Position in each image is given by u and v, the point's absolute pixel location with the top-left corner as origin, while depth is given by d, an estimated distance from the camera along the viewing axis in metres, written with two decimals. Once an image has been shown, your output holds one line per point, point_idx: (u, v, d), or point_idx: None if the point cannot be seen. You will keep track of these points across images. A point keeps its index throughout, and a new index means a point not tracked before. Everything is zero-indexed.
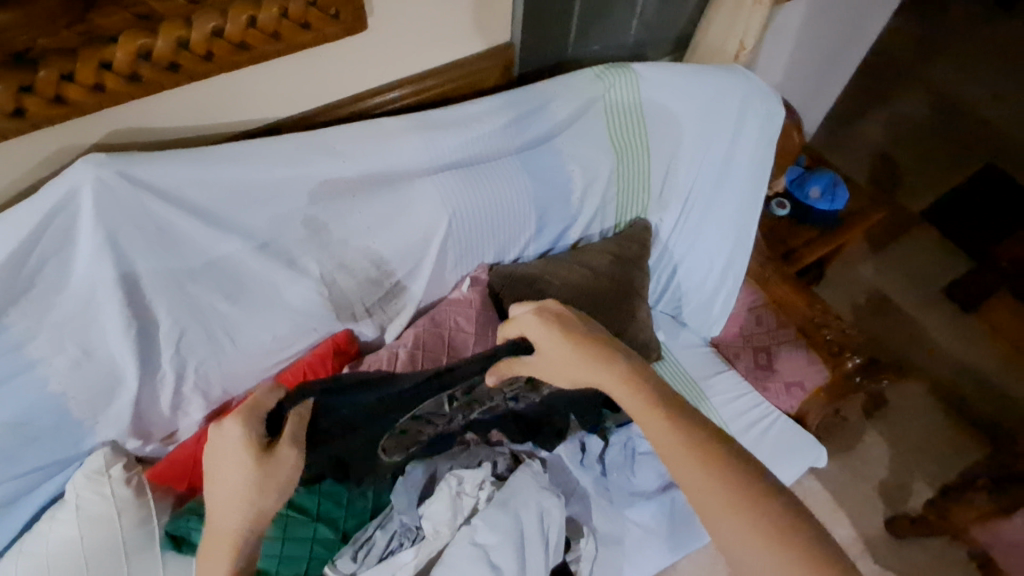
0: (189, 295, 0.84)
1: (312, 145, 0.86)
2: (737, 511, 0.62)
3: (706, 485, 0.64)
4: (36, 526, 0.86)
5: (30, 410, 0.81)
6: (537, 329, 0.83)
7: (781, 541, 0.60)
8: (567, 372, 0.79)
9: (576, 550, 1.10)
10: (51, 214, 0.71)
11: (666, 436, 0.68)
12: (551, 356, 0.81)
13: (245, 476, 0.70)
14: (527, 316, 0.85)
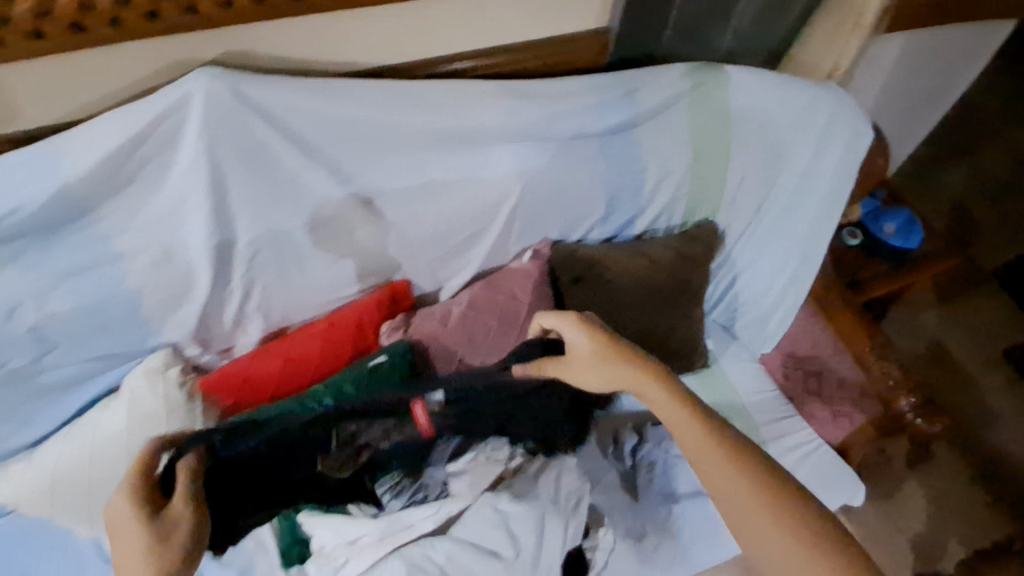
0: (270, 216, 0.87)
1: (403, 94, 0.87)
2: (753, 489, 0.66)
3: (727, 469, 0.68)
4: (92, 413, 0.90)
5: (107, 300, 0.83)
6: (576, 335, 0.85)
7: (785, 517, 0.64)
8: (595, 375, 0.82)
9: (593, 538, 1.09)
10: (163, 114, 0.74)
11: (688, 423, 0.73)
12: (587, 356, 0.83)
13: (140, 547, 0.64)
14: (568, 316, 0.87)
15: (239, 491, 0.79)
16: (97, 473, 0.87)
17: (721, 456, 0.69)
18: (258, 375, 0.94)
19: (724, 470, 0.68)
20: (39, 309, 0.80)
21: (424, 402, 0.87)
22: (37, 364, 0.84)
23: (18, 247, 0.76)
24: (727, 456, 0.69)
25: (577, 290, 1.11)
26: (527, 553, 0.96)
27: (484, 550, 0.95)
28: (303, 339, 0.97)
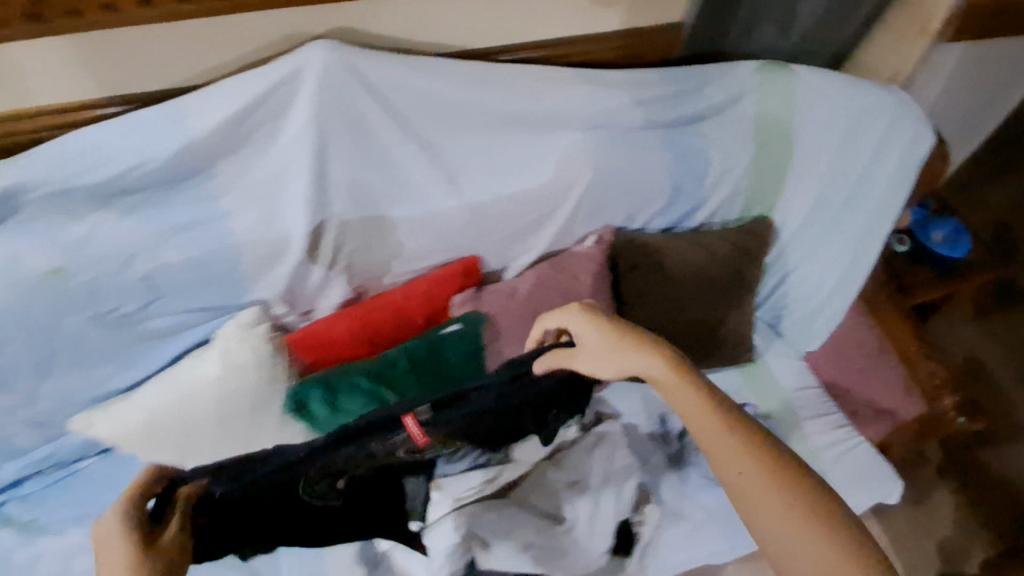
0: (363, 185, 0.91)
1: (494, 75, 0.89)
2: (762, 470, 0.69)
3: (738, 454, 0.70)
4: (184, 363, 0.96)
5: (210, 255, 0.89)
6: (587, 326, 0.89)
7: (795, 498, 0.67)
8: (604, 362, 0.86)
9: (640, 512, 1.11)
10: (280, 81, 0.79)
11: (699, 409, 0.75)
12: (598, 345, 0.87)
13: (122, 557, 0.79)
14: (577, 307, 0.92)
15: (232, 529, 0.94)
16: (191, 411, 0.94)
17: (734, 441, 0.71)
18: (338, 337, 1.00)
19: (731, 447, 0.71)
20: (153, 258, 0.86)
21: (414, 417, 0.98)
22: (143, 310, 0.91)
23: (141, 199, 0.83)
24: (738, 440, 0.71)
25: (634, 276, 1.14)
26: (581, 521, 1.05)
27: (539, 512, 1.04)
28: (381, 304, 1.01)
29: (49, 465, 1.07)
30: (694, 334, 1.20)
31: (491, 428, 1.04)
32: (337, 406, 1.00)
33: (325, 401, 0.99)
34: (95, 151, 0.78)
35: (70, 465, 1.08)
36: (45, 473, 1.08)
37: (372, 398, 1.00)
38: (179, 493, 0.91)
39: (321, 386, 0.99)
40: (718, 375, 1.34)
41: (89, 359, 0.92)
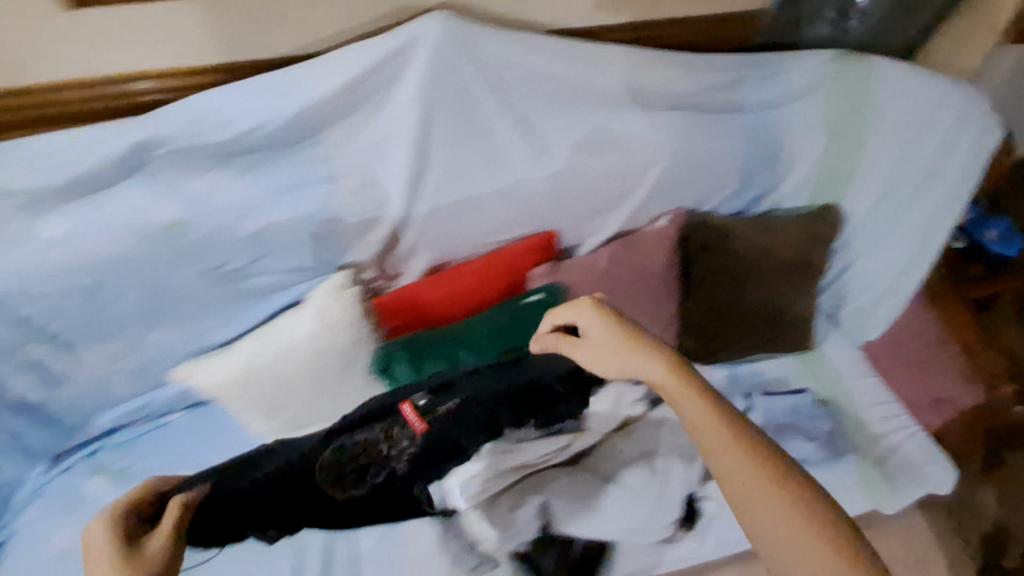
0: (461, 155, 0.94)
1: (590, 54, 0.91)
2: (752, 468, 0.79)
3: (730, 453, 0.81)
4: (277, 321, 1.00)
5: (315, 216, 0.92)
6: (599, 329, 0.99)
7: (787, 499, 0.76)
8: (614, 360, 0.98)
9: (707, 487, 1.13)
10: (396, 51, 0.81)
11: (705, 416, 0.85)
12: (608, 345, 0.99)
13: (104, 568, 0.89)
14: (587, 310, 1.01)
15: (241, 524, 0.99)
16: (284, 366, 0.98)
17: (725, 440, 0.83)
18: (423, 303, 1.03)
19: (734, 458, 0.81)
20: (263, 215, 0.90)
21: (411, 404, 1.04)
22: (247, 268, 0.95)
23: (257, 158, 0.86)
24: (728, 439, 0.82)
25: (705, 258, 1.16)
26: (653, 487, 1.10)
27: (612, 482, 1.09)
28: (465, 272, 1.04)
29: (139, 416, 1.11)
30: (759, 317, 1.23)
31: (492, 409, 1.07)
32: (420, 367, 1.04)
33: (409, 362, 1.03)
34: (217, 112, 0.81)
35: (157, 417, 1.12)
36: (133, 424, 1.11)
37: (452, 362, 1.05)
38: (173, 500, 0.97)
39: (406, 348, 1.03)
40: (778, 360, 1.36)
41: (192, 312, 0.97)
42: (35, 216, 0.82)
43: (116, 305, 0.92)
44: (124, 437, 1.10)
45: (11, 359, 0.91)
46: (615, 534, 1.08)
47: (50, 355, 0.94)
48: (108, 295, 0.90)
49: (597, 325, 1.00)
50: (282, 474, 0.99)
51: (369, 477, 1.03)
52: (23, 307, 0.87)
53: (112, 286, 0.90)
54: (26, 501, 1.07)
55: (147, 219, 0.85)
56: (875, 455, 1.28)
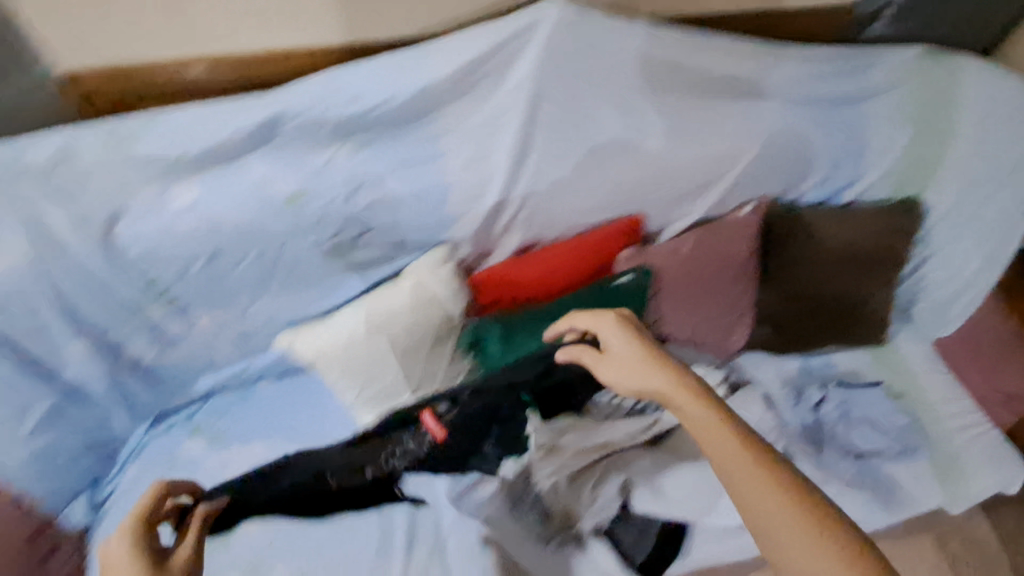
0: (563, 138, 0.97)
1: (697, 44, 0.93)
2: (774, 486, 0.71)
3: (752, 471, 0.72)
4: (375, 293, 1.03)
5: (423, 192, 0.96)
6: (614, 334, 0.96)
7: (812, 528, 0.67)
8: (629, 371, 0.90)
9: None
10: (512, 36, 0.85)
11: (712, 429, 0.77)
12: (629, 357, 0.91)
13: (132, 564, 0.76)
14: (606, 316, 0.99)
15: (268, 512, 1.07)
16: (383, 337, 1.02)
17: (741, 451, 0.74)
18: (516, 281, 1.07)
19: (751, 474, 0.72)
20: (375, 189, 0.95)
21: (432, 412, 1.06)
22: (355, 240, 0.99)
23: (372, 136, 0.91)
24: (758, 473, 0.72)
25: (787, 246, 1.19)
26: None
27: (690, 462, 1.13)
28: (556, 255, 1.08)
29: (230, 385, 1.14)
30: (837, 308, 1.24)
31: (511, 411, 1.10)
32: (511, 345, 1.08)
33: (501, 339, 1.07)
34: (345, 88, 0.85)
35: (246, 387, 1.15)
36: (225, 393, 1.15)
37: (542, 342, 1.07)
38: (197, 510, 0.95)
39: (498, 326, 1.07)
40: (851, 353, 1.36)
41: (299, 281, 1.02)
42: (171, 183, 0.87)
43: (233, 272, 0.97)
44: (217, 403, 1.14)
45: (134, 320, 0.96)
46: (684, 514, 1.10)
47: (167, 317, 0.99)
48: (227, 262, 0.95)
49: (613, 327, 0.97)
50: (302, 481, 1.05)
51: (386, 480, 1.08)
52: (152, 270, 0.92)
53: (232, 253, 0.95)
54: (127, 459, 1.11)
55: (271, 190, 0.91)
56: (948, 450, 1.27)
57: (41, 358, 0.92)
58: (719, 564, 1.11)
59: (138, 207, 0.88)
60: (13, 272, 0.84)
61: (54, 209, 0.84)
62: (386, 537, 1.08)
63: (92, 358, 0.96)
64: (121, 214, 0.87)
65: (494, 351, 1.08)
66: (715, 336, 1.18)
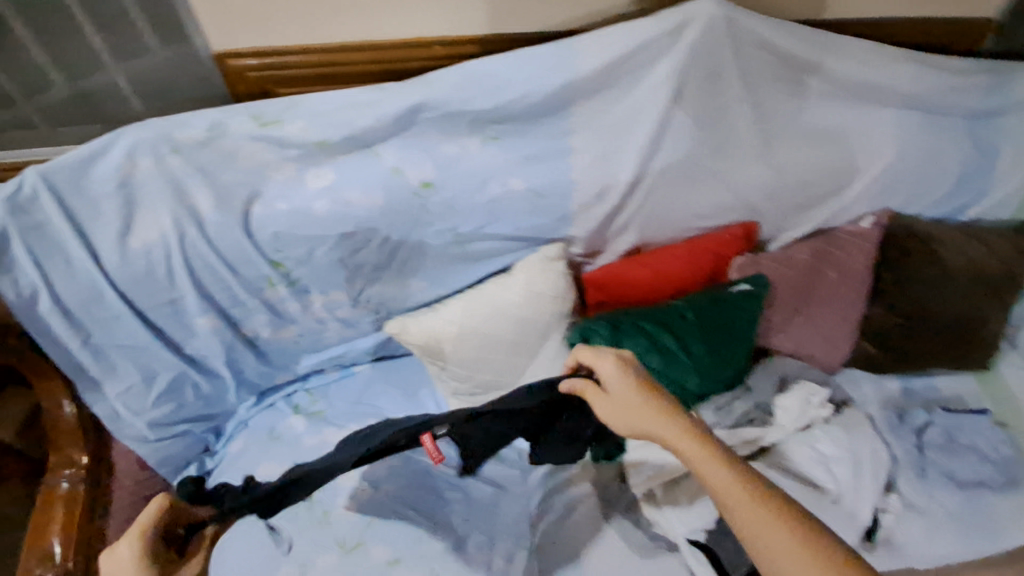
0: (694, 141, 0.95)
1: (839, 47, 0.91)
2: (784, 532, 0.63)
3: (773, 526, 0.63)
4: (486, 285, 1.04)
5: (549, 185, 0.96)
6: (613, 373, 0.82)
7: None
8: (630, 419, 0.77)
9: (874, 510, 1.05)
10: (662, 35, 0.84)
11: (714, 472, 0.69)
12: (622, 395, 0.80)
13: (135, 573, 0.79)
14: (604, 351, 0.84)
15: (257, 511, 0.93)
16: (492, 327, 1.02)
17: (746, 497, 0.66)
18: (625, 282, 1.05)
19: (761, 522, 0.64)
20: (502, 183, 0.94)
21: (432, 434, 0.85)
22: (474, 233, 0.99)
23: (505, 129, 0.91)
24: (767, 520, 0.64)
25: (906, 262, 1.13)
26: (834, 493, 1.04)
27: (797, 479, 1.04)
28: (669, 257, 1.06)
29: (332, 364, 1.17)
30: (954, 331, 1.18)
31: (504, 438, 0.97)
32: (617, 347, 1.01)
33: (607, 338, 1.01)
34: (487, 79, 0.85)
35: (345, 366, 1.18)
36: (325, 371, 1.18)
37: (651, 343, 1.01)
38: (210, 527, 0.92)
39: (605, 325, 1.02)
40: (955, 378, 1.30)
41: (415, 269, 1.03)
42: (307, 166, 0.89)
43: (352, 257, 0.98)
44: (317, 382, 1.17)
45: (257, 298, 0.98)
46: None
47: (286, 297, 1.00)
48: (350, 246, 0.96)
49: (611, 365, 0.83)
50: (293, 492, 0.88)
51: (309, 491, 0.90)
52: (279, 250, 0.94)
53: (356, 237, 0.95)
54: (233, 432, 1.12)
55: (403, 179, 0.91)
56: None
57: (171, 328, 0.95)
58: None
59: (273, 188, 0.90)
60: (158, 244, 0.87)
61: (200, 186, 0.86)
62: (479, 531, 1.08)
63: (216, 332, 0.98)
64: (260, 193, 0.90)
65: None
66: (824, 348, 1.12)
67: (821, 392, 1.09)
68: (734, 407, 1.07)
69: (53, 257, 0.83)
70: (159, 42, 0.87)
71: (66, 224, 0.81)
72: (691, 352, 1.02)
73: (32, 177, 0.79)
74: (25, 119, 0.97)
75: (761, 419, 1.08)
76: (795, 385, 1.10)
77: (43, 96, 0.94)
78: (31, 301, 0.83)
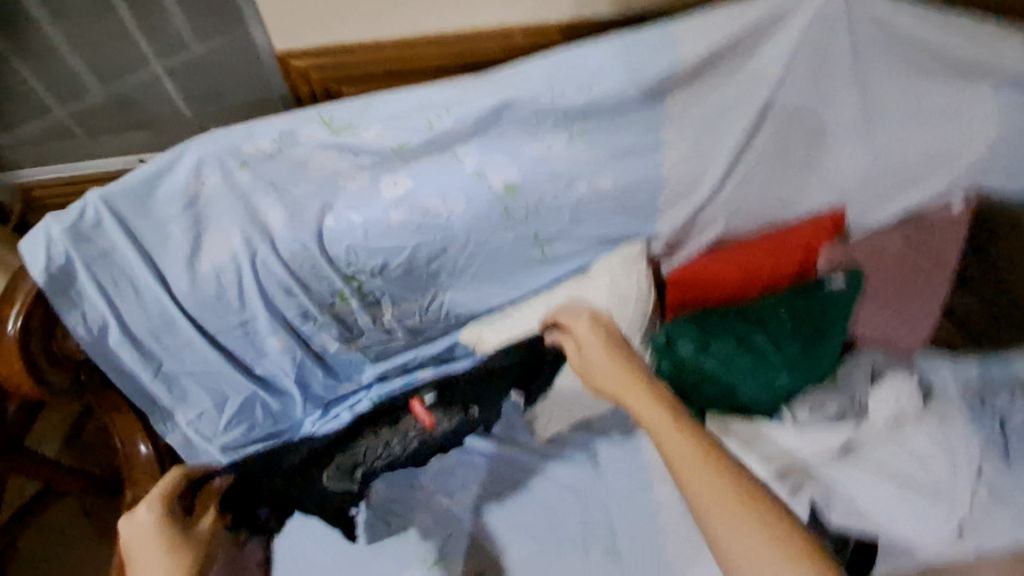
0: (790, 126, 0.89)
1: (943, 22, 0.82)
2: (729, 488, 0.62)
3: (710, 476, 0.63)
4: (562, 286, 0.97)
5: (638, 182, 0.89)
6: (588, 331, 0.83)
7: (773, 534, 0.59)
8: (601, 375, 0.77)
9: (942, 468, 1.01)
10: (766, 19, 0.77)
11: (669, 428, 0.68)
12: (597, 350, 0.79)
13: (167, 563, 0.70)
14: (582, 312, 0.85)
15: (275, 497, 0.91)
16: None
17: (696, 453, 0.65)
18: (710, 279, 1.00)
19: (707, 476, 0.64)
20: (588, 181, 0.88)
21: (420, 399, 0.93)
22: (555, 236, 0.93)
23: (593, 124, 0.84)
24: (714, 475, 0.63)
25: (994, 245, 1.07)
26: (928, 488, 0.97)
27: (890, 477, 0.98)
28: (757, 251, 1.00)
29: (394, 370, 1.05)
30: None
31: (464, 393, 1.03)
32: (705, 347, 0.97)
33: (695, 339, 0.96)
34: (580, 74, 0.78)
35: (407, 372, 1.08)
36: (387, 378, 1.05)
37: (743, 343, 0.96)
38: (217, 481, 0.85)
39: (692, 325, 0.97)
40: None
41: (491, 274, 0.96)
42: (381, 173, 0.82)
43: (427, 266, 0.92)
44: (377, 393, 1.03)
45: (327, 313, 0.92)
46: (879, 535, 0.96)
47: (356, 310, 0.94)
48: (426, 255, 0.90)
49: (587, 324, 0.83)
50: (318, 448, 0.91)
51: (352, 472, 0.92)
52: (352, 262, 0.88)
53: (433, 245, 0.89)
54: None
55: (486, 183, 0.85)
56: None
57: (241, 349, 0.90)
58: None
59: (346, 198, 0.83)
60: (228, 265, 0.81)
61: (272, 202, 0.80)
62: (558, 539, 1.03)
63: (287, 350, 0.92)
64: (331, 205, 0.82)
65: (686, 357, 0.97)
66: (910, 336, 1.07)
67: (910, 380, 1.04)
68: (825, 401, 1.05)
69: (121, 285, 0.77)
70: (192, 30, 0.85)
71: (133, 249, 0.75)
72: (784, 352, 0.97)
73: (93, 201, 0.72)
74: (62, 125, 0.93)
75: (852, 412, 1.05)
76: (886, 375, 1.05)
77: (76, 101, 0.91)
78: (101, 337, 0.77)
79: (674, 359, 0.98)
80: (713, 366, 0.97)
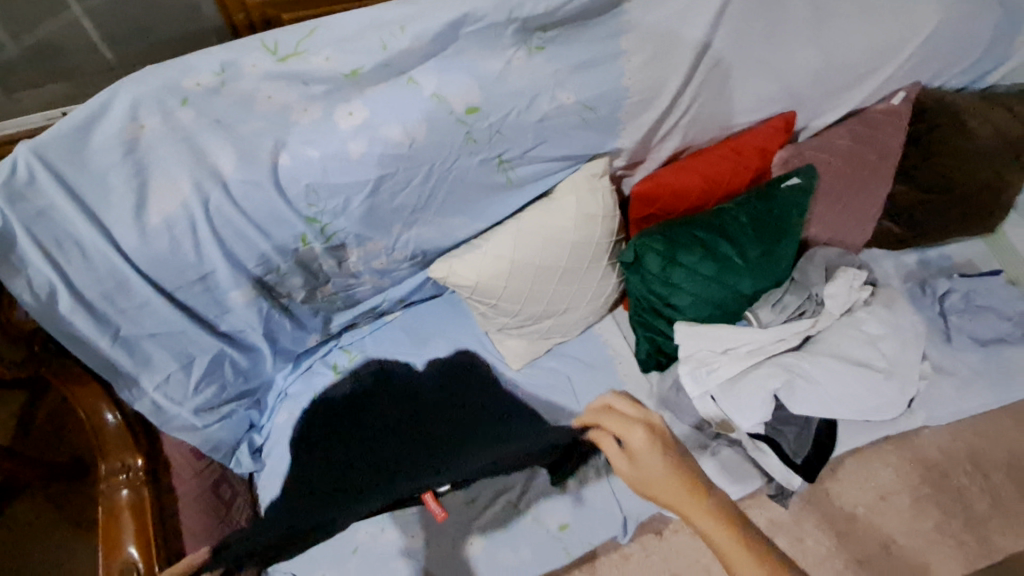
0: (752, 25, 0.92)
1: None
2: None
3: None
4: (527, 213, 0.96)
5: (601, 95, 0.89)
6: (643, 443, 0.79)
7: None
8: (659, 489, 0.76)
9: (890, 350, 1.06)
10: None
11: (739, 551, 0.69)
12: (656, 466, 0.76)
13: None
14: (635, 422, 0.81)
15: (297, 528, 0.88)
16: (546, 256, 0.96)
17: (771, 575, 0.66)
18: (672, 191, 1.00)
19: None
20: (551, 99, 0.87)
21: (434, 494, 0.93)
22: (520, 157, 0.91)
23: (555, 35, 0.82)
24: None
25: (934, 135, 1.10)
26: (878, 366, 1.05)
27: (850, 360, 1.04)
28: (716, 158, 1.02)
29: (364, 316, 1.07)
30: (978, 201, 1.16)
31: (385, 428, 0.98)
32: (673, 259, 0.97)
33: (662, 253, 0.96)
34: None
35: (375, 320, 1.10)
36: (356, 327, 1.08)
37: (709, 251, 0.98)
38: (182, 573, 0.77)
39: (659, 239, 0.97)
40: (962, 244, 1.29)
41: (455, 205, 0.94)
42: (334, 104, 0.77)
43: (392, 203, 0.89)
44: (353, 342, 1.08)
45: (291, 259, 0.89)
46: (842, 415, 1.04)
47: (321, 254, 0.91)
48: (389, 190, 0.87)
49: (642, 435, 0.80)
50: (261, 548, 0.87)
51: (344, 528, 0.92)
52: (314, 204, 0.84)
53: (396, 177, 0.86)
54: (275, 404, 1.03)
55: (446, 107, 0.81)
56: None
57: (203, 306, 0.85)
58: (863, 450, 1.13)
59: (301, 132, 0.77)
60: (180, 216, 0.75)
61: (220, 141, 0.74)
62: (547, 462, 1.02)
63: (252, 303, 0.88)
64: (285, 141, 0.77)
65: (654, 268, 0.98)
66: (855, 231, 1.14)
67: (860, 274, 1.10)
68: (788, 297, 1.08)
69: (64, 246, 0.72)
70: None
71: (72, 204, 0.69)
72: (746, 255, 1.00)
73: (23, 154, 0.66)
74: None
75: (810, 308, 1.09)
76: (838, 271, 1.10)
77: None
78: (50, 302, 0.73)
79: (645, 271, 0.99)
80: (680, 277, 0.99)
